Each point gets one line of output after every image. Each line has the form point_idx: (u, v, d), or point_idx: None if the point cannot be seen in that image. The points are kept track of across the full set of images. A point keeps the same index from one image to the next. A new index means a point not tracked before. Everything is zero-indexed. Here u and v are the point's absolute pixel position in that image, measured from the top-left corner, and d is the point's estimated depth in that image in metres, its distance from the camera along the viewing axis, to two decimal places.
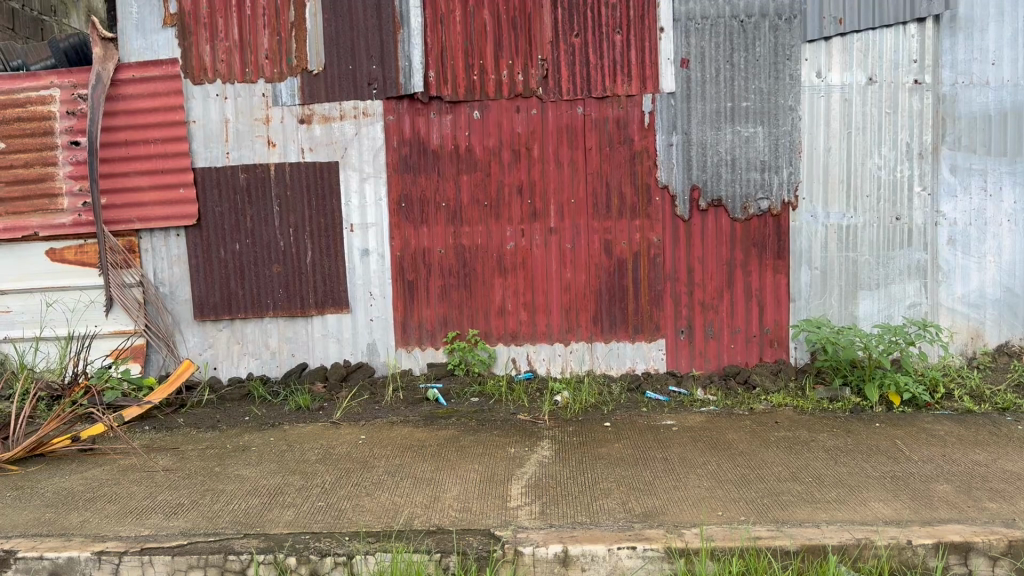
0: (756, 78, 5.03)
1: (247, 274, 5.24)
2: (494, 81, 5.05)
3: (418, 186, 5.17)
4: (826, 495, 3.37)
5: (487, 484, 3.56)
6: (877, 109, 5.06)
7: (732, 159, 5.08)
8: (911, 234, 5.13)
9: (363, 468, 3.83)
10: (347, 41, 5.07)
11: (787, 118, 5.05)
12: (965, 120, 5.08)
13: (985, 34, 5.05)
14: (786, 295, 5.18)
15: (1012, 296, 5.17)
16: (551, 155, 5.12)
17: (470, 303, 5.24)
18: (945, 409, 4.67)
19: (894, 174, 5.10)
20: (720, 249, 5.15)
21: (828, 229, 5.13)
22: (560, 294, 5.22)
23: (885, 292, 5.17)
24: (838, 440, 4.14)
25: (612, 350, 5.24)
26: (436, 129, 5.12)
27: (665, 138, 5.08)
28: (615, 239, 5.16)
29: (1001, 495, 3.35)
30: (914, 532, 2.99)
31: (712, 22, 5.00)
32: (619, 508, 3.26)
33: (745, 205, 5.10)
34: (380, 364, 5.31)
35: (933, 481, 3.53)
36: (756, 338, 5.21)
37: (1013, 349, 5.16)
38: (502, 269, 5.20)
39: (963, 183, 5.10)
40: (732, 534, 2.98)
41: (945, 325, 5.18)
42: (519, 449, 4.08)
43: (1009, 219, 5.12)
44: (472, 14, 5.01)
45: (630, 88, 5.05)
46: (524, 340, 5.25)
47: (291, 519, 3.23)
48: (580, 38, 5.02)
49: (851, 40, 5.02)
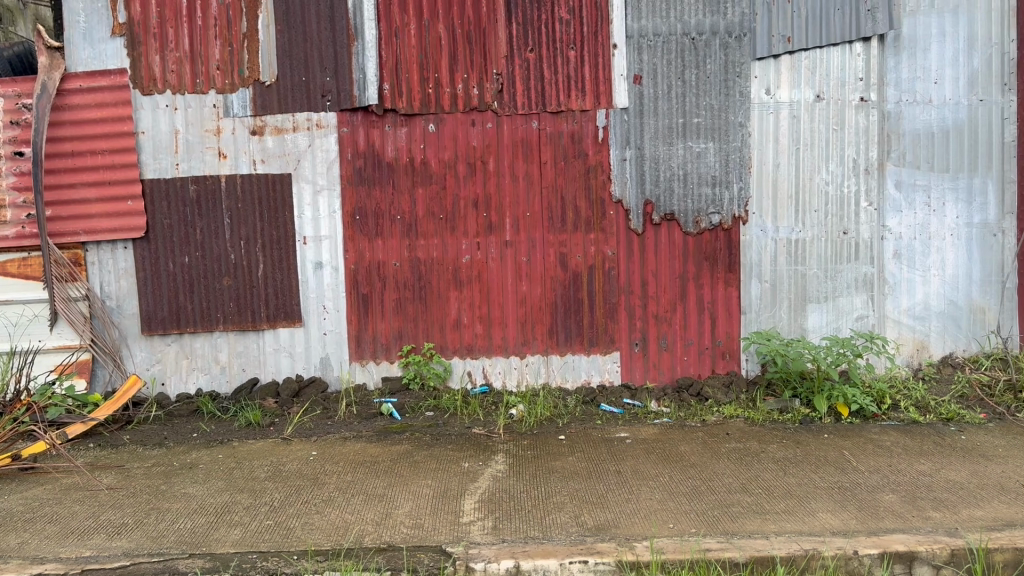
0: (707, 95, 5.12)
1: (196, 287, 5.15)
2: (449, 94, 5.05)
3: (373, 199, 5.13)
4: (775, 507, 3.41)
5: (439, 499, 3.54)
6: (825, 126, 5.17)
7: (684, 174, 5.15)
8: (858, 248, 5.23)
9: (313, 485, 3.77)
10: (300, 52, 5.03)
11: (737, 134, 5.14)
12: (909, 136, 5.22)
13: (928, 53, 5.19)
14: (737, 308, 5.25)
15: (955, 308, 5.29)
16: (506, 169, 5.12)
17: (425, 316, 5.21)
18: (892, 420, 4.77)
19: (842, 190, 5.20)
20: (673, 262, 5.20)
21: (777, 243, 5.22)
22: (515, 308, 5.21)
23: (833, 304, 5.26)
24: (788, 451, 4.20)
25: (567, 363, 5.24)
26: (391, 142, 5.10)
27: (619, 153, 5.13)
28: (570, 252, 5.18)
29: (944, 504, 3.42)
30: (860, 542, 3.03)
31: (664, 40, 5.08)
32: (572, 522, 3.26)
33: (696, 219, 5.17)
34: (334, 378, 5.24)
35: (879, 491, 3.59)
36: (708, 350, 5.26)
37: (957, 361, 5.28)
38: (457, 281, 5.18)
39: (907, 199, 5.23)
40: (682, 546, 3.00)
41: (891, 337, 5.28)
42: (473, 463, 4.07)
43: (952, 235, 5.26)
44: (427, 27, 5.01)
45: (585, 104, 5.09)
46: (480, 353, 5.23)
47: (237, 538, 3.17)
48: (534, 53, 5.05)
49: (799, 58, 5.12)
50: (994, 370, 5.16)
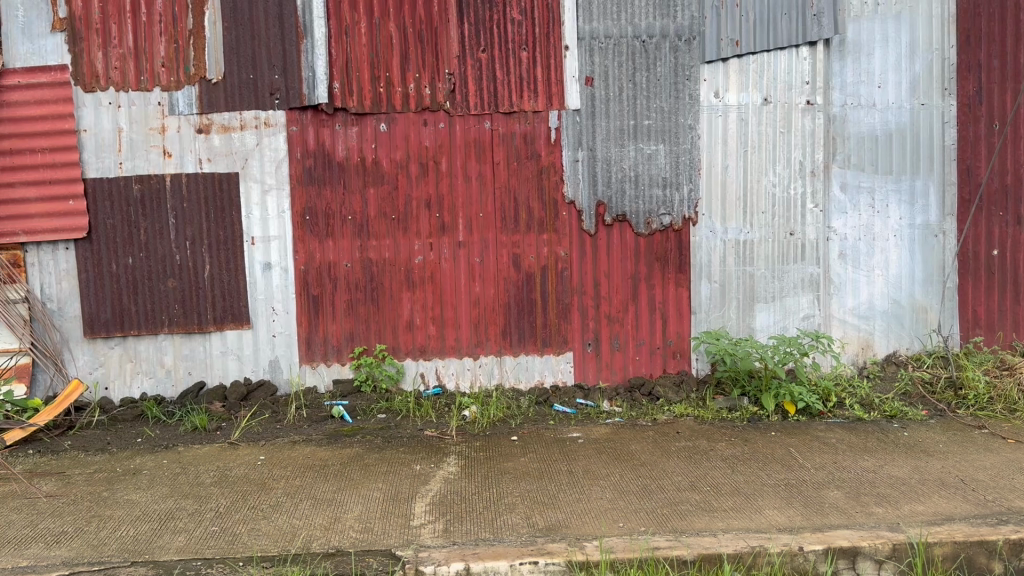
0: (658, 97, 5.17)
1: (141, 289, 5.03)
2: (401, 93, 5.02)
3: (323, 199, 5.07)
4: (723, 504, 3.45)
5: (390, 503, 3.50)
6: (772, 129, 5.25)
7: (635, 176, 5.20)
8: (805, 249, 5.32)
9: (260, 491, 3.70)
10: (248, 50, 4.95)
11: (687, 136, 5.20)
12: (854, 139, 5.32)
13: (872, 58, 5.30)
14: (687, 308, 5.30)
15: (899, 308, 5.41)
16: (459, 169, 5.10)
17: (377, 318, 5.15)
18: (837, 417, 4.87)
19: (788, 192, 5.29)
20: (625, 263, 5.24)
21: (726, 244, 5.28)
22: (469, 309, 5.19)
23: (780, 304, 5.34)
24: (736, 449, 4.25)
25: (520, 364, 5.24)
26: (341, 141, 5.05)
27: (572, 154, 5.15)
28: (523, 252, 5.18)
29: (886, 500, 3.50)
30: (805, 539, 3.08)
31: (615, 42, 5.11)
32: (523, 523, 3.25)
33: (648, 220, 5.22)
34: (283, 381, 5.16)
35: (824, 488, 3.66)
36: (659, 349, 5.30)
37: (900, 359, 5.39)
38: (410, 282, 5.14)
39: (852, 201, 5.34)
40: (632, 545, 3.02)
41: (837, 336, 5.38)
42: (424, 465, 4.04)
43: (895, 236, 5.38)
44: (378, 26, 4.97)
45: (537, 105, 5.09)
46: (433, 354, 5.19)
47: (182, 545, 3.10)
48: (486, 53, 5.04)
49: (747, 61, 5.20)
50: (935, 368, 5.29)
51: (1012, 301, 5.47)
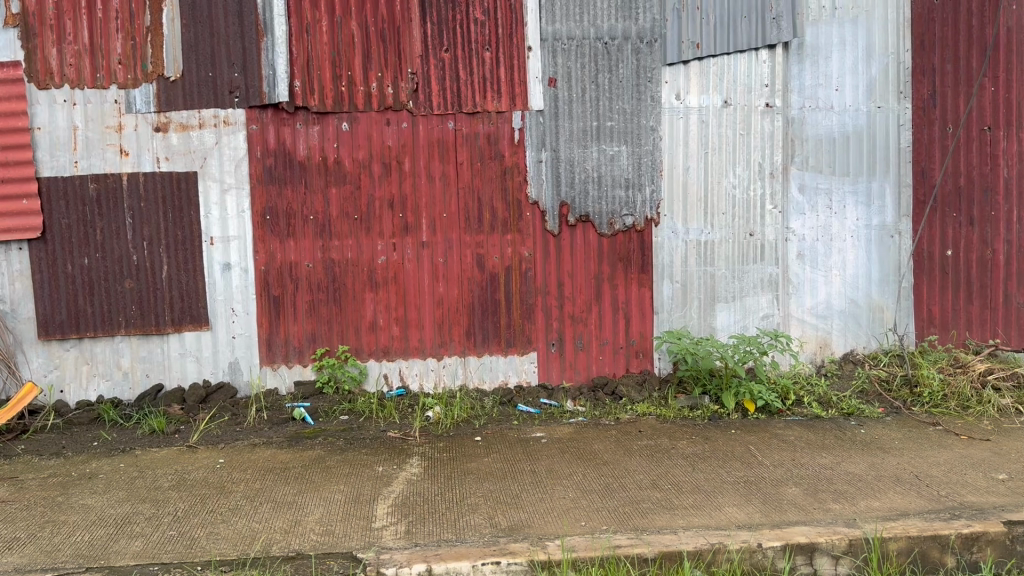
0: (620, 99, 5.21)
1: (97, 289, 4.94)
2: (363, 92, 4.99)
3: (284, 199, 5.02)
4: (684, 502, 3.49)
5: (351, 505, 3.48)
6: (732, 131, 5.32)
7: (598, 176, 5.23)
8: (764, 249, 5.40)
9: (220, 494, 3.66)
10: (207, 48, 4.89)
11: (649, 137, 5.24)
12: (812, 141, 5.41)
13: (829, 61, 5.39)
14: (650, 308, 5.34)
15: (856, 307, 5.51)
16: (422, 169, 5.09)
17: (339, 319, 5.11)
18: (796, 415, 4.95)
19: (748, 193, 5.36)
20: (588, 263, 5.26)
21: (688, 244, 5.34)
22: (432, 309, 5.18)
23: (740, 304, 5.41)
24: (697, 447, 4.30)
25: (484, 364, 5.24)
26: (302, 140, 5.00)
27: (535, 155, 5.16)
28: (487, 252, 5.18)
29: (843, 496, 3.56)
30: (763, 535, 3.13)
31: (578, 43, 5.14)
32: (486, 523, 3.25)
33: (611, 221, 5.25)
34: (244, 383, 5.10)
35: (783, 485, 3.71)
36: (622, 349, 5.34)
37: (857, 357, 5.49)
38: (373, 283, 5.11)
39: (810, 202, 5.42)
40: (594, 544, 3.03)
41: (795, 335, 5.46)
42: (387, 467, 4.02)
43: (852, 236, 5.48)
44: (339, 24, 4.94)
45: (500, 105, 5.10)
46: (396, 355, 5.16)
47: (138, 550, 3.05)
48: (449, 53, 5.04)
49: (707, 64, 5.26)
50: (891, 366, 5.39)
51: (964, 301, 5.55)
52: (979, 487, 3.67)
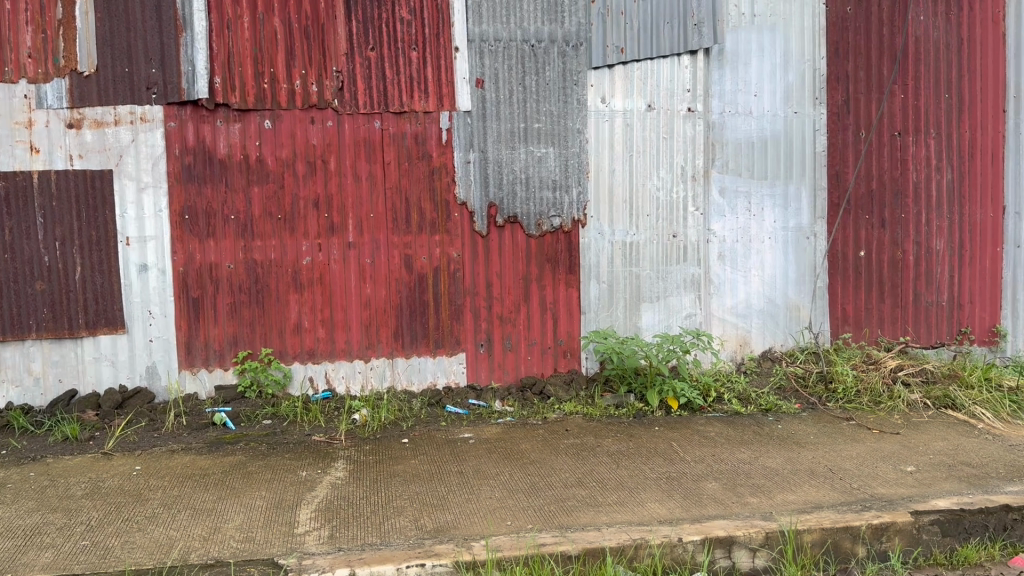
0: (547, 101, 5.26)
1: (5, 292, 4.74)
2: (287, 90, 4.91)
3: (204, 198, 4.90)
4: (607, 499, 3.54)
5: (273, 511, 3.43)
6: (655, 135, 5.42)
7: (526, 178, 5.26)
8: (687, 250, 5.52)
9: (136, 502, 3.56)
10: (123, 42, 4.75)
11: (575, 140, 5.31)
12: (732, 145, 5.56)
13: (748, 67, 5.55)
14: (577, 308, 5.41)
15: (774, 306, 5.68)
16: (348, 168, 5.03)
17: (262, 320, 5.02)
18: (717, 411, 5.07)
19: (671, 195, 5.48)
20: (516, 264, 5.29)
21: (614, 245, 5.42)
22: (359, 310, 5.13)
23: (664, 304, 5.52)
24: (621, 444, 4.37)
25: (412, 365, 5.21)
26: (223, 138, 4.89)
27: (463, 156, 5.16)
28: (414, 253, 5.16)
29: (760, 490, 3.67)
30: (684, 530, 3.20)
31: (504, 45, 5.16)
32: (411, 526, 3.25)
33: (538, 222, 5.30)
34: (161, 388, 4.96)
35: (703, 480, 3.81)
36: (550, 349, 5.39)
37: (775, 354, 5.67)
38: (297, 284, 5.03)
39: (731, 205, 5.57)
40: (518, 543, 3.06)
41: (717, 333, 5.60)
42: (311, 471, 3.97)
43: (770, 238, 5.65)
44: (262, 20, 4.86)
45: (427, 105, 5.09)
46: (322, 357, 5.10)
47: (48, 562, 2.95)
48: (375, 52, 5.00)
49: (632, 68, 5.35)
50: (807, 363, 5.58)
51: (876, 300, 5.84)
52: (888, 479, 3.84)
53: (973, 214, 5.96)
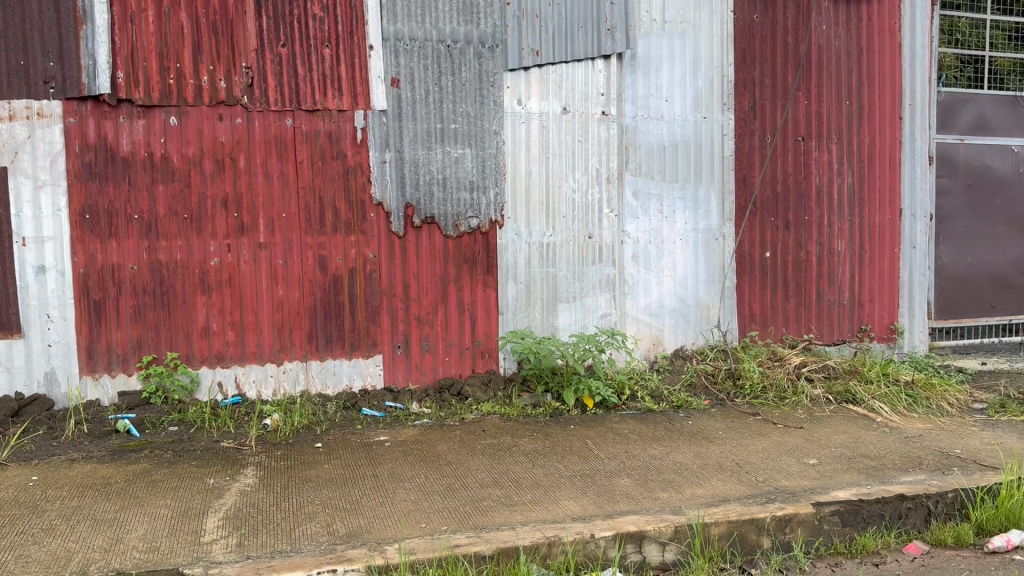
0: (463, 102, 5.26)
1: None
2: (194, 86, 4.78)
3: (106, 197, 4.72)
4: (522, 498, 3.57)
5: (179, 519, 3.33)
6: (571, 137, 5.49)
7: (443, 178, 5.25)
8: (602, 251, 5.60)
9: (31, 514, 3.40)
10: (18, 34, 4.56)
11: (492, 141, 5.33)
12: (645, 149, 5.67)
13: (660, 73, 5.67)
14: (495, 309, 5.43)
15: (685, 306, 5.82)
16: (258, 167, 4.92)
17: (168, 324, 4.86)
18: (631, 409, 5.17)
19: (587, 197, 5.55)
20: (433, 265, 5.27)
21: (531, 246, 5.46)
22: (271, 313, 5.02)
23: (580, 304, 5.59)
24: (537, 443, 4.41)
25: (326, 368, 5.13)
26: (126, 134, 4.72)
27: (378, 155, 5.11)
28: (328, 254, 5.08)
29: (671, 485, 3.76)
30: (596, 526, 3.25)
31: (419, 45, 5.14)
32: (323, 531, 3.20)
33: (456, 223, 5.29)
34: (60, 395, 4.74)
35: (616, 476, 3.87)
36: (468, 350, 5.38)
37: (687, 353, 5.81)
38: (205, 286, 4.89)
39: (644, 207, 5.69)
40: (432, 545, 3.05)
41: (631, 333, 5.70)
42: (219, 478, 3.87)
43: (681, 239, 5.78)
44: (167, 14, 4.71)
45: (341, 103, 5.02)
46: (232, 361, 4.97)
47: None
48: (286, 49, 4.91)
49: (547, 71, 5.40)
50: (717, 360, 5.74)
51: (782, 299, 6.05)
52: (792, 471, 3.98)
53: (872, 216, 6.24)
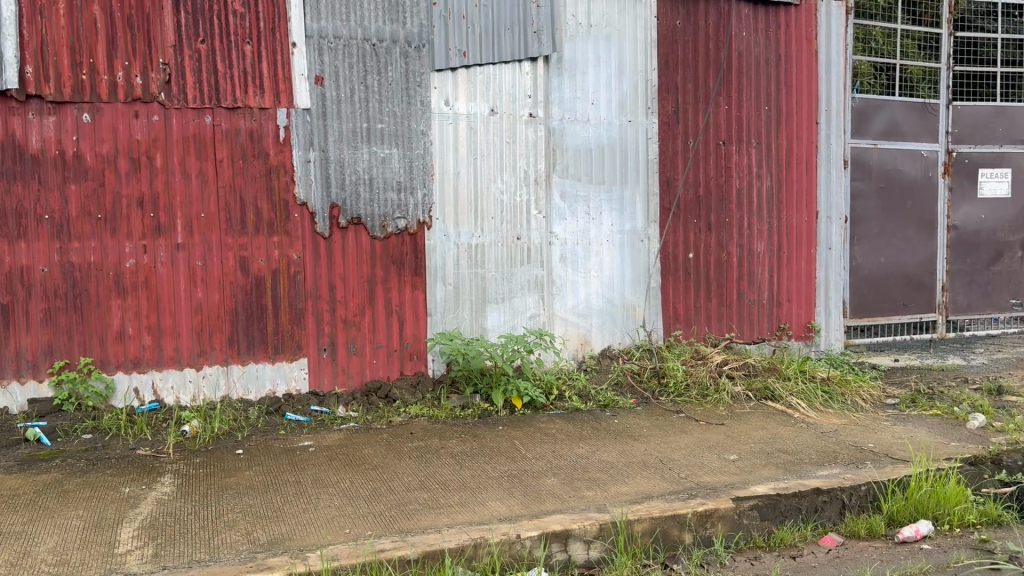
0: (389, 101, 5.22)
1: None
2: (108, 81, 4.62)
3: (13, 196, 4.52)
4: (449, 500, 3.56)
5: (92, 531, 3.21)
6: (499, 138, 5.50)
7: (370, 178, 5.20)
8: (530, 252, 5.63)
9: None
10: None
11: (419, 141, 5.30)
12: (572, 152, 5.72)
13: (586, 76, 5.73)
14: (423, 310, 5.40)
15: (612, 306, 5.89)
16: (177, 166, 4.79)
17: (81, 328, 4.68)
18: (558, 409, 5.21)
19: (515, 199, 5.57)
20: (360, 266, 5.22)
21: (459, 248, 5.45)
22: (190, 315, 4.88)
23: (509, 305, 5.61)
24: (465, 445, 4.41)
25: (248, 373, 5.02)
26: (35, 132, 4.53)
27: (302, 155, 5.03)
28: (250, 256, 4.98)
29: (596, 483, 3.80)
30: (522, 526, 3.27)
31: (344, 43, 5.09)
32: (243, 539, 3.13)
33: (383, 223, 5.25)
34: None
35: (543, 476, 3.90)
36: (396, 352, 5.35)
37: (614, 352, 5.88)
38: (120, 288, 4.73)
39: (571, 208, 5.74)
40: (356, 550, 3.01)
41: (559, 333, 5.75)
42: (135, 487, 3.75)
43: (608, 240, 5.85)
44: (79, 7, 4.55)
45: (263, 101, 4.93)
46: (149, 366, 4.81)
47: None
48: (206, 45, 4.79)
49: (474, 72, 5.41)
50: (642, 359, 5.83)
51: (705, 299, 6.19)
52: (713, 468, 4.07)
53: (790, 218, 6.43)
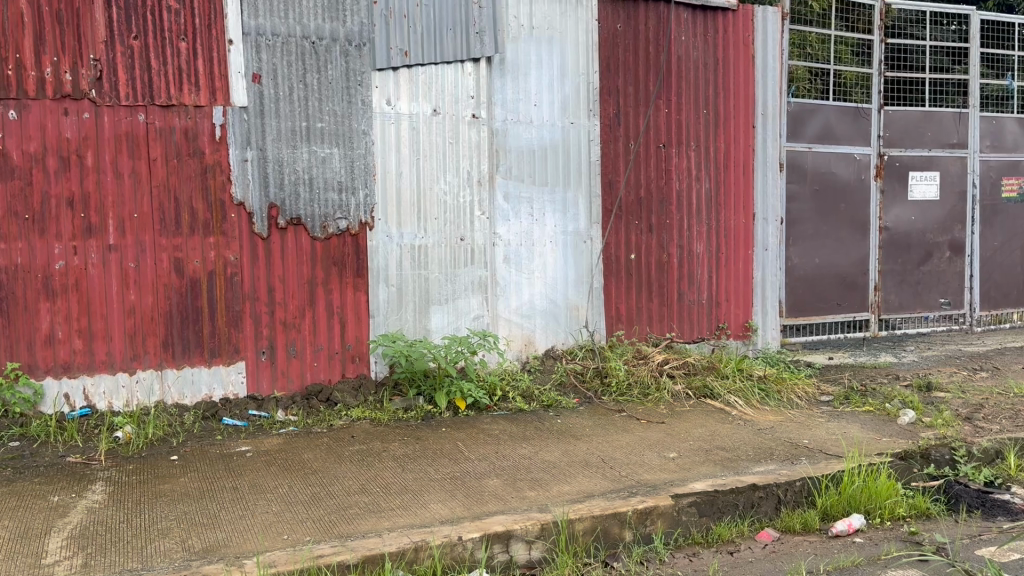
0: (329, 100, 5.17)
1: None
2: (36, 78, 4.48)
3: None
4: (390, 503, 3.54)
5: (17, 542, 3.10)
6: (441, 139, 5.48)
7: (309, 178, 5.14)
8: (473, 253, 5.63)
9: None
10: None
11: (360, 141, 5.26)
12: (515, 153, 5.74)
13: (528, 78, 5.76)
14: (365, 312, 5.35)
15: (555, 307, 5.92)
16: (109, 165, 4.66)
17: (7, 332, 4.52)
18: (502, 410, 5.22)
19: (458, 200, 5.56)
20: (300, 267, 5.15)
21: (402, 249, 5.42)
22: (123, 319, 4.75)
23: (452, 306, 5.60)
24: (407, 447, 4.38)
25: (184, 377, 4.91)
26: None
27: (239, 154, 4.94)
28: (186, 257, 4.87)
29: (538, 483, 3.82)
30: (463, 528, 3.26)
31: (283, 41, 5.02)
32: (177, 547, 3.06)
33: (323, 224, 5.19)
34: None
35: (485, 478, 3.90)
36: (338, 354, 5.29)
37: (557, 353, 5.91)
38: (49, 291, 4.58)
39: (514, 209, 5.75)
40: (294, 556, 2.97)
41: (503, 334, 5.76)
42: (64, 496, 3.63)
43: (551, 241, 5.89)
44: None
45: (198, 99, 4.83)
46: (79, 371, 4.67)
47: None
48: (139, 41, 4.68)
49: (416, 72, 5.38)
50: (585, 359, 5.87)
51: (647, 300, 6.27)
52: (654, 466, 4.12)
53: (728, 219, 6.56)
